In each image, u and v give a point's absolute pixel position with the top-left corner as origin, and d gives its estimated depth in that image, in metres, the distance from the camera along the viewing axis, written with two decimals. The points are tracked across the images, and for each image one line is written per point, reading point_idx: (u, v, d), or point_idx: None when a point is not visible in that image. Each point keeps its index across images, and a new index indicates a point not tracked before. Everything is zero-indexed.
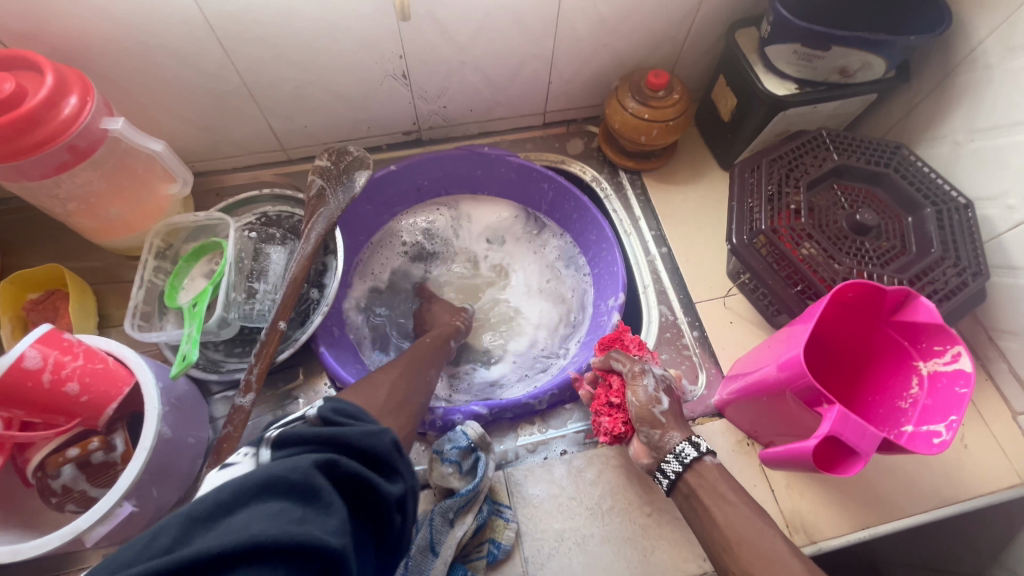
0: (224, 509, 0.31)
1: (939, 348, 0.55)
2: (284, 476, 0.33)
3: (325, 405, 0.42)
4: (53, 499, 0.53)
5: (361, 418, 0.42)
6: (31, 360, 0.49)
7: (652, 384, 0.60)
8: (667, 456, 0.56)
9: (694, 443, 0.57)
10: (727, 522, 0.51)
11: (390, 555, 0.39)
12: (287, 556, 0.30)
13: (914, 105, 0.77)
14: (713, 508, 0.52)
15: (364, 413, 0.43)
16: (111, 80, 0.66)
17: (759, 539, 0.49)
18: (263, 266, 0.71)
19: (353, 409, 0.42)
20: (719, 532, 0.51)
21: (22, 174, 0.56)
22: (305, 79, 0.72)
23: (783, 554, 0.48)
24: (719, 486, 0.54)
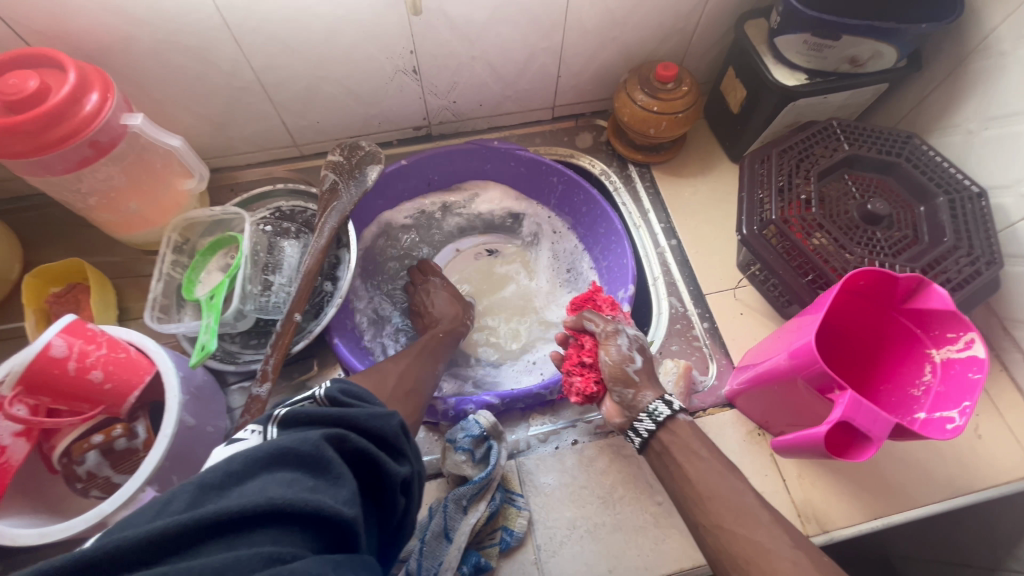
0: (235, 477, 0.33)
1: (951, 335, 0.55)
2: (293, 447, 0.35)
3: (332, 386, 0.44)
4: (79, 485, 0.56)
5: (367, 399, 0.44)
6: (57, 348, 0.51)
7: (625, 344, 0.61)
8: (640, 415, 0.57)
9: (667, 402, 0.57)
10: (700, 478, 0.52)
11: (386, 531, 0.42)
12: (301, 521, 0.31)
13: (926, 94, 0.76)
14: (685, 464, 0.53)
15: (369, 395, 0.45)
16: (129, 78, 0.68)
17: (732, 494, 0.50)
18: (278, 259, 0.72)
19: (359, 391, 0.44)
20: (692, 488, 0.52)
21: (46, 169, 0.58)
22: (318, 75, 0.73)
23: (754, 507, 0.49)
24: (689, 441, 0.55)
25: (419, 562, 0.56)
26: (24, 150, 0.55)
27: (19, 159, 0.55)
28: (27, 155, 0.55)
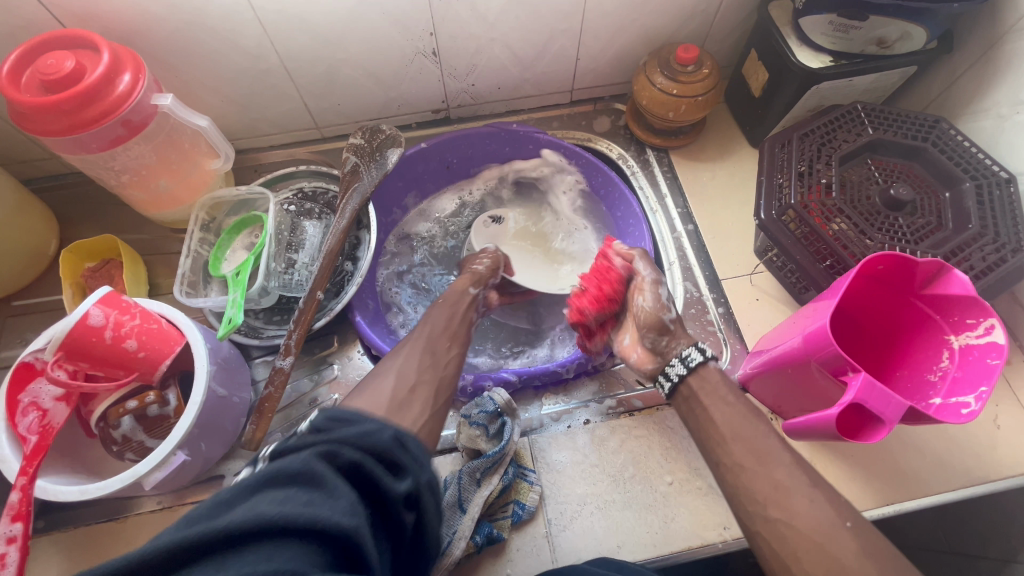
0: (208, 520, 0.31)
1: (971, 321, 0.54)
2: (284, 467, 0.35)
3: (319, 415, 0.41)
4: (114, 447, 0.59)
5: (358, 419, 0.41)
6: (94, 318, 0.54)
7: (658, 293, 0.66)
8: (674, 360, 0.60)
9: (700, 349, 0.60)
10: (723, 421, 0.53)
11: (400, 549, 0.40)
12: (298, 537, 0.31)
13: (956, 77, 0.74)
14: (710, 407, 0.55)
15: (364, 414, 0.42)
16: (159, 59, 0.70)
17: (754, 436, 0.51)
18: (300, 239, 0.75)
19: (349, 416, 0.41)
20: (715, 429, 0.53)
21: (83, 147, 0.60)
22: (339, 58, 0.74)
23: (774, 448, 0.50)
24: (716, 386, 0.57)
25: None
26: (60, 128, 0.57)
27: (56, 137, 0.58)
28: (63, 132, 0.57)
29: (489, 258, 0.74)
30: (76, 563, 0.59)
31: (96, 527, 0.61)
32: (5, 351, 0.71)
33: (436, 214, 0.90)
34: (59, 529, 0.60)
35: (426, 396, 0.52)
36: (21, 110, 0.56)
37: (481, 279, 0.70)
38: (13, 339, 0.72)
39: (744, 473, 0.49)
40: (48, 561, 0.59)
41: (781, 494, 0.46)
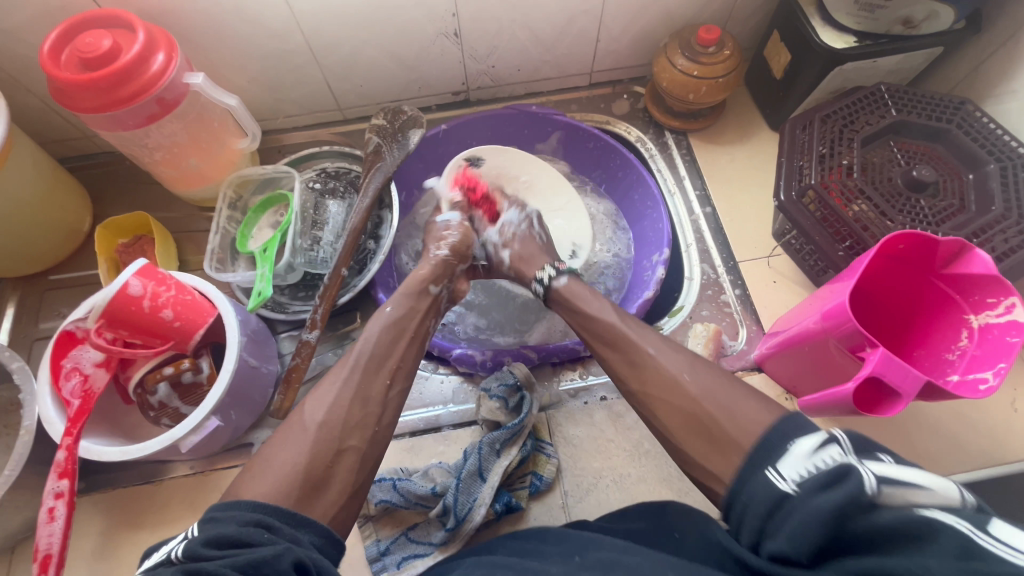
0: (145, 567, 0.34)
1: (991, 300, 0.55)
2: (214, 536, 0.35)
3: (196, 538, 0.35)
4: (151, 413, 0.62)
5: (248, 534, 0.36)
6: (134, 288, 0.56)
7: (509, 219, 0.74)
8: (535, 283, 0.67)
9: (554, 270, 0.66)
10: (597, 317, 0.59)
11: None
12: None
13: (984, 58, 0.73)
14: (588, 310, 0.60)
15: (256, 526, 0.37)
16: (189, 39, 0.71)
17: (626, 328, 0.57)
18: (323, 217, 0.76)
19: (234, 532, 0.36)
20: (592, 325, 0.59)
21: (119, 124, 0.63)
22: (363, 39, 0.75)
23: (649, 336, 0.55)
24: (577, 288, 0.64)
25: (455, 497, 0.58)
26: (99, 105, 0.59)
27: (95, 114, 0.60)
28: (101, 109, 0.60)
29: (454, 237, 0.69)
30: (117, 522, 0.62)
31: (134, 489, 0.64)
32: (44, 323, 0.74)
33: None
34: (100, 490, 0.63)
35: (409, 365, 0.56)
36: (62, 86, 0.59)
37: (449, 269, 0.66)
38: (50, 311, 0.75)
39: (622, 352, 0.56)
40: (90, 519, 0.62)
41: (651, 372, 0.51)
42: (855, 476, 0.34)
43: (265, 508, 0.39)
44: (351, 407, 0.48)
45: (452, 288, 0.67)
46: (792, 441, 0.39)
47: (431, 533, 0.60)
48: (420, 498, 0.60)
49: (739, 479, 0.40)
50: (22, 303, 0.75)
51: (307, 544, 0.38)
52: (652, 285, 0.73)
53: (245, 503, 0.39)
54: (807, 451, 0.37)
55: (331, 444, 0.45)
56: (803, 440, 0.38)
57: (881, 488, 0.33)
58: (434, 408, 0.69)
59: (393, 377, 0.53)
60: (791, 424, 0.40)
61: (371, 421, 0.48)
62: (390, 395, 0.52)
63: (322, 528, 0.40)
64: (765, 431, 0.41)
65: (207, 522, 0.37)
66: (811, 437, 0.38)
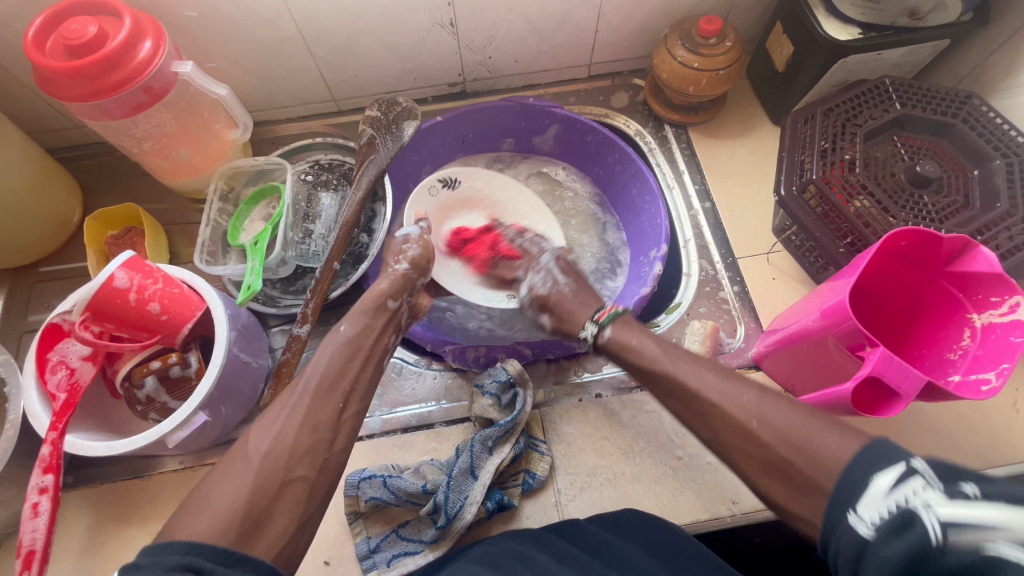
0: None
1: (996, 299, 0.54)
2: None
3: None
4: (139, 407, 0.61)
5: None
6: (119, 280, 0.55)
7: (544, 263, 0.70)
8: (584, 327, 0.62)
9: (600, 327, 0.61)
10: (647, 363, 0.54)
11: None
12: None
13: (992, 51, 0.71)
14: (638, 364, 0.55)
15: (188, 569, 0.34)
16: (180, 28, 0.70)
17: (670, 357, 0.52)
18: (316, 210, 0.75)
19: None
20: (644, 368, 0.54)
21: (106, 112, 0.62)
22: (357, 28, 0.74)
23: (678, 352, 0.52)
24: (624, 337, 0.58)
25: (446, 494, 0.57)
26: (84, 93, 0.58)
27: (81, 102, 0.59)
28: (87, 98, 0.59)
29: (415, 246, 0.66)
30: (104, 517, 0.61)
31: (122, 484, 0.63)
32: (33, 315, 0.74)
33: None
34: (87, 485, 0.63)
35: (366, 385, 0.52)
36: (45, 74, 0.57)
37: (409, 283, 0.63)
38: (39, 304, 0.74)
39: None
40: (77, 514, 0.61)
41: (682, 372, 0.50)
42: (919, 528, 0.31)
43: (198, 548, 0.36)
44: (299, 433, 0.44)
45: (414, 302, 0.63)
46: (868, 478, 0.35)
47: (422, 531, 0.59)
48: (410, 495, 0.59)
49: (827, 525, 0.36)
50: (11, 294, 0.75)
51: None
52: (649, 281, 0.71)
53: (179, 541, 0.36)
54: (882, 490, 0.34)
55: (276, 475, 0.42)
56: (882, 469, 0.34)
57: (948, 534, 0.30)
58: (426, 404, 0.68)
59: (348, 400, 0.49)
60: (872, 455, 0.36)
61: (323, 446, 0.45)
62: (343, 416, 0.48)
63: (265, 564, 0.38)
64: (845, 470, 0.36)
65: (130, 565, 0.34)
66: (887, 471, 0.34)
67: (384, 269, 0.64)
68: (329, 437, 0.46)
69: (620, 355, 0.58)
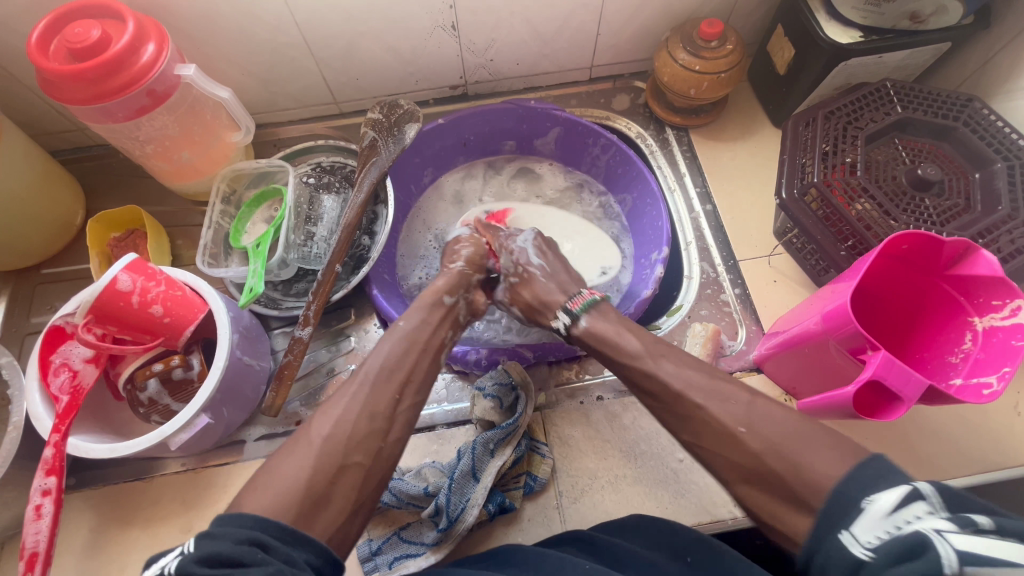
0: None
1: (997, 303, 0.54)
2: (221, 555, 0.33)
3: (193, 551, 0.34)
4: (141, 410, 0.61)
5: (241, 553, 0.34)
6: (122, 283, 0.55)
7: (521, 242, 0.69)
8: (558, 315, 0.62)
9: (570, 315, 0.60)
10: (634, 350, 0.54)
11: None
12: None
13: (993, 54, 0.71)
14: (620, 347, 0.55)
15: (252, 544, 0.35)
16: (183, 31, 0.70)
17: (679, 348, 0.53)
18: (318, 212, 0.75)
19: (228, 551, 0.34)
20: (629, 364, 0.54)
21: (109, 115, 0.62)
22: (359, 32, 0.74)
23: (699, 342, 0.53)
24: (600, 329, 0.57)
25: (448, 497, 0.57)
26: (88, 97, 0.59)
27: (84, 106, 0.59)
28: (90, 101, 0.59)
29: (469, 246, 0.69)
30: (105, 520, 0.61)
31: (123, 486, 0.63)
32: (35, 317, 0.74)
33: (454, 191, 0.90)
34: (89, 487, 0.63)
35: (420, 380, 0.52)
36: (49, 77, 0.58)
37: (464, 280, 0.64)
38: (41, 306, 0.74)
39: (632, 368, 0.53)
40: (79, 516, 0.62)
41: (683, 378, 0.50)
42: (929, 552, 0.30)
43: (264, 524, 0.37)
44: (358, 420, 0.45)
45: (470, 299, 0.64)
46: (868, 496, 0.35)
47: (423, 533, 0.59)
48: (412, 497, 0.59)
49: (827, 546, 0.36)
50: (13, 296, 0.75)
51: (300, 563, 0.36)
52: (651, 283, 0.71)
53: (249, 514, 0.38)
54: (883, 511, 0.34)
55: (334, 460, 0.43)
56: (887, 488, 0.35)
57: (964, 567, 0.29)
58: (427, 407, 0.68)
59: (402, 391, 0.50)
60: (874, 471, 0.36)
61: (377, 435, 0.46)
62: (397, 410, 0.48)
63: (321, 547, 0.38)
64: (840, 484, 0.37)
65: (206, 533, 0.35)
66: (890, 492, 0.34)
67: (440, 270, 0.66)
68: (384, 427, 0.47)
69: (596, 347, 0.57)
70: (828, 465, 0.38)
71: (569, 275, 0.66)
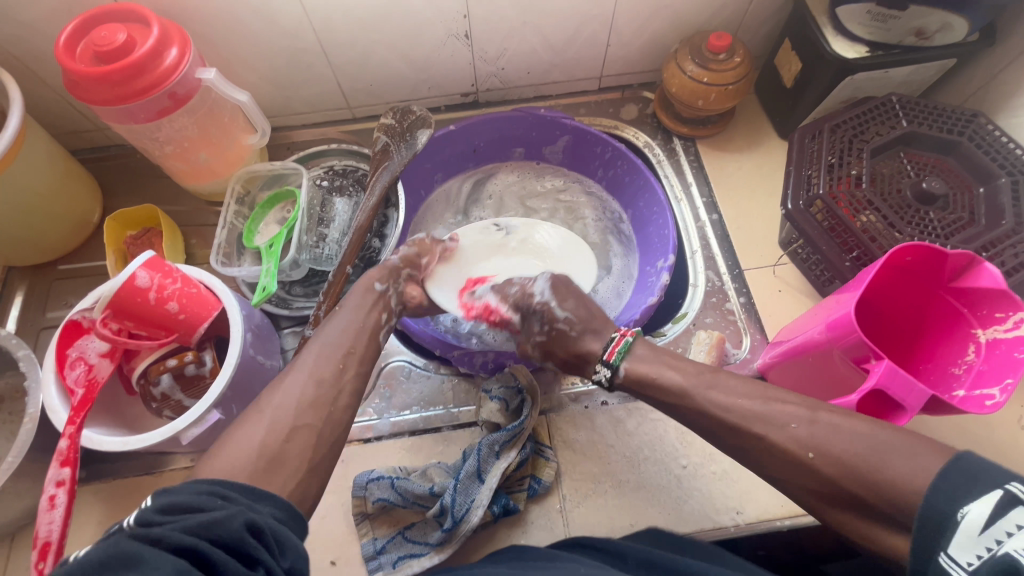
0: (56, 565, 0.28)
1: (1000, 315, 0.54)
2: (178, 501, 0.33)
3: (149, 504, 0.33)
4: (154, 404, 0.62)
5: (203, 501, 0.33)
6: (141, 280, 0.57)
7: (540, 297, 0.63)
8: (597, 367, 0.58)
9: (609, 367, 0.57)
10: (649, 372, 0.54)
11: None
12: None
13: (997, 71, 0.72)
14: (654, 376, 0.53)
15: (212, 495, 0.35)
16: (202, 34, 0.72)
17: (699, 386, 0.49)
18: (330, 214, 0.77)
19: (186, 500, 0.33)
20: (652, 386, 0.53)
21: (131, 117, 0.63)
22: (374, 39, 0.76)
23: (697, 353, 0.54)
24: (642, 369, 0.54)
25: (453, 497, 0.58)
26: (112, 98, 0.60)
27: (108, 107, 0.61)
28: (114, 102, 0.61)
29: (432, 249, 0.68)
30: (115, 512, 0.62)
31: (135, 480, 0.64)
32: (51, 312, 0.75)
33: (463, 195, 0.91)
34: (100, 480, 0.64)
35: None
36: (76, 79, 0.60)
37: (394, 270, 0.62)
38: (57, 301, 0.76)
39: (609, 371, 0.53)
40: (91, 508, 0.63)
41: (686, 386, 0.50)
42: None
43: (224, 482, 0.36)
44: None
45: (401, 289, 0.62)
46: (960, 506, 0.32)
47: (427, 534, 0.59)
48: (417, 497, 0.59)
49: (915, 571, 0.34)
50: (30, 291, 0.76)
51: (264, 512, 0.36)
52: (656, 291, 0.71)
53: (203, 478, 0.37)
54: (977, 522, 0.31)
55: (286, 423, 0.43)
56: (980, 495, 0.32)
57: None
58: (434, 408, 0.69)
59: None
60: (959, 476, 0.33)
61: None
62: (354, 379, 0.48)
63: (281, 500, 0.38)
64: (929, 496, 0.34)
65: (161, 488, 0.34)
66: (984, 500, 0.31)
67: None
68: None
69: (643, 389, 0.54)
70: (896, 471, 0.36)
71: (599, 317, 0.62)
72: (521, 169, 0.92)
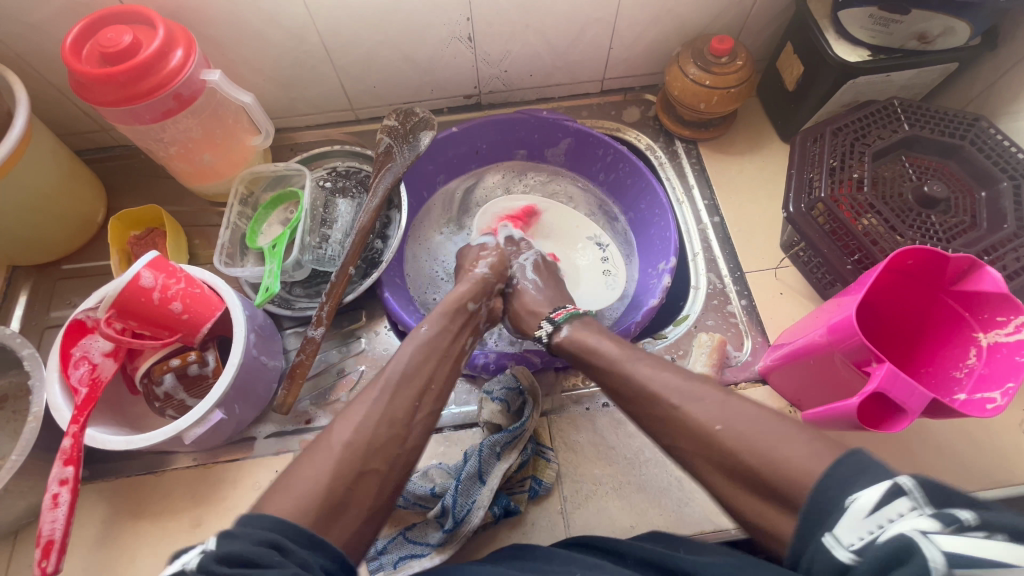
0: None
1: (1001, 319, 0.54)
2: (234, 549, 0.33)
3: (213, 548, 0.33)
4: (157, 403, 0.63)
5: (258, 553, 0.33)
6: (145, 279, 0.57)
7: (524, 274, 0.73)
8: (542, 326, 0.65)
9: (552, 325, 0.63)
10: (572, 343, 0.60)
11: None
12: None
13: (999, 75, 0.73)
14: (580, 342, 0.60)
15: (271, 545, 0.34)
16: (207, 36, 0.73)
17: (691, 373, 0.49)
18: (333, 215, 0.77)
19: (245, 550, 0.33)
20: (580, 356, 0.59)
21: (136, 118, 0.64)
22: (378, 41, 0.76)
23: None
24: (583, 337, 0.59)
25: (454, 498, 0.58)
26: (118, 99, 0.61)
27: (113, 108, 0.61)
28: (120, 104, 0.61)
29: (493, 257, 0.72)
30: (117, 512, 0.63)
31: (136, 479, 0.64)
32: (55, 311, 0.75)
33: (465, 196, 0.91)
34: (102, 479, 0.64)
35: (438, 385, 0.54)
36: (82, 80, 0.60)
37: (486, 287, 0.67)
38: (61, 301, 0.76)
39: (611, 372, 0.54)
40: (94, 508, 0.63)
41: None
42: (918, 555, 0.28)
43: (285, 528, 0.36)
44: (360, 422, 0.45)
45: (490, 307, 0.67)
46: (852, 494, 0.33)
47: (428, 534, 0.59)
48: (418, 498, 0.59)
49: None
50: (35, 291, 0.77)
51: (316, 567, 0.35)
52: (657, 293, 0.71)
53: (267, 517, 0.37)
54: (864, 508, 0.32)
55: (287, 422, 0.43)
56: (866, 485, 0.33)
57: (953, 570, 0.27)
58: None
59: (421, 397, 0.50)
60: (852, 467, 0.34)
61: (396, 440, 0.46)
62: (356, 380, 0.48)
63: (336, 551, 0.37)
64: None
65: (224, 532, 0.34)
66: (872, 488, 0.32)
67: None
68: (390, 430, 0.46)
69: (582, 356, 0.59)
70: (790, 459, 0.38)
71: (564, 295, 0.70)
72: (522, 171, 0.92)
